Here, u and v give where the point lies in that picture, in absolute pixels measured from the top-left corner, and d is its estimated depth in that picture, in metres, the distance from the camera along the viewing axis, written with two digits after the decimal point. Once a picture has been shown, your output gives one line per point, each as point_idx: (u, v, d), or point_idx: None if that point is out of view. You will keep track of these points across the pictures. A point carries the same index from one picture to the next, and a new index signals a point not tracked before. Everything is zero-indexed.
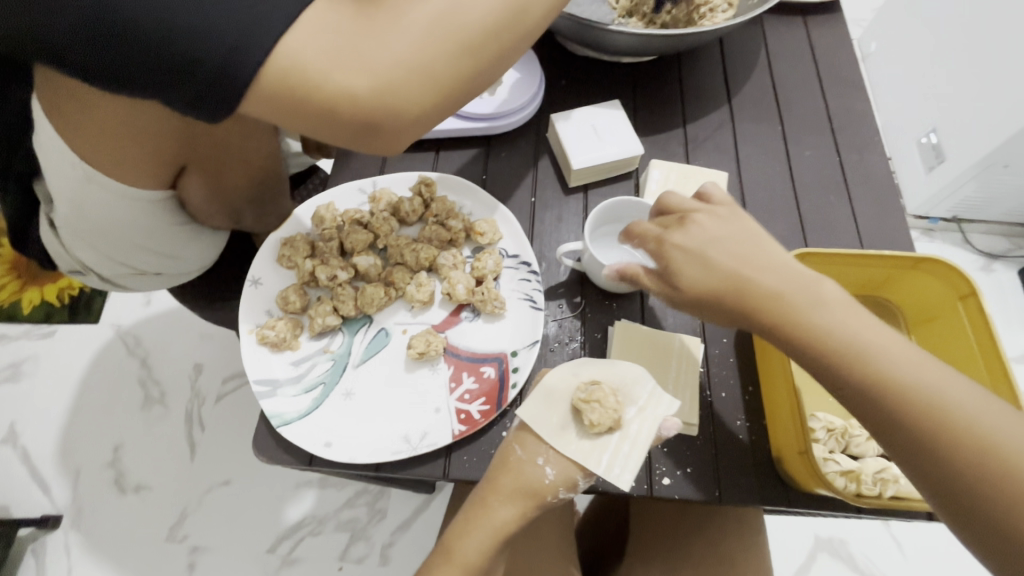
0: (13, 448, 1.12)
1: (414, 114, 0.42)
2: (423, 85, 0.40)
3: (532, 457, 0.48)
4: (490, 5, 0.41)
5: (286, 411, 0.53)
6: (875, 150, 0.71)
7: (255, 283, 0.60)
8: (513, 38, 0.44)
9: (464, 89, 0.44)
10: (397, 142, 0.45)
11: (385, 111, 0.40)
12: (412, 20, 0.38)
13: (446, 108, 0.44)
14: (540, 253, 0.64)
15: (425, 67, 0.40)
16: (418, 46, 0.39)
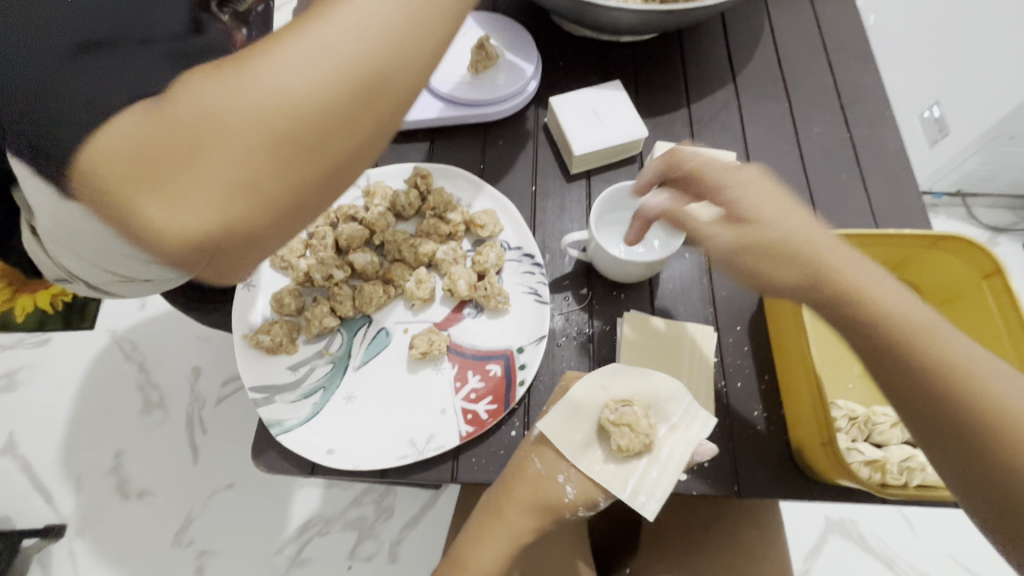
0: (12, 458, 1.10)
1: (249, 237, 0.34)
2: (246, 206, 0.32)
3: (553, 474, 0.46)
4: (340, 96, 0.31)
5: (285, 419, 0.51)
6: (886, 124, 0.68)
7: (248, 285, 0.57)
8: (377, 113, 0.33)
9: (320, 193, 0.35)
10: (246, 263, 0.37)
11: (205, 234, 0.32)
12: (218, 128, 0.30)
13: (303, 213, 0.35)
14: (543, 244, 0.62)
15: (242, 184, 0.31)
16: (232, 164, 0.31)
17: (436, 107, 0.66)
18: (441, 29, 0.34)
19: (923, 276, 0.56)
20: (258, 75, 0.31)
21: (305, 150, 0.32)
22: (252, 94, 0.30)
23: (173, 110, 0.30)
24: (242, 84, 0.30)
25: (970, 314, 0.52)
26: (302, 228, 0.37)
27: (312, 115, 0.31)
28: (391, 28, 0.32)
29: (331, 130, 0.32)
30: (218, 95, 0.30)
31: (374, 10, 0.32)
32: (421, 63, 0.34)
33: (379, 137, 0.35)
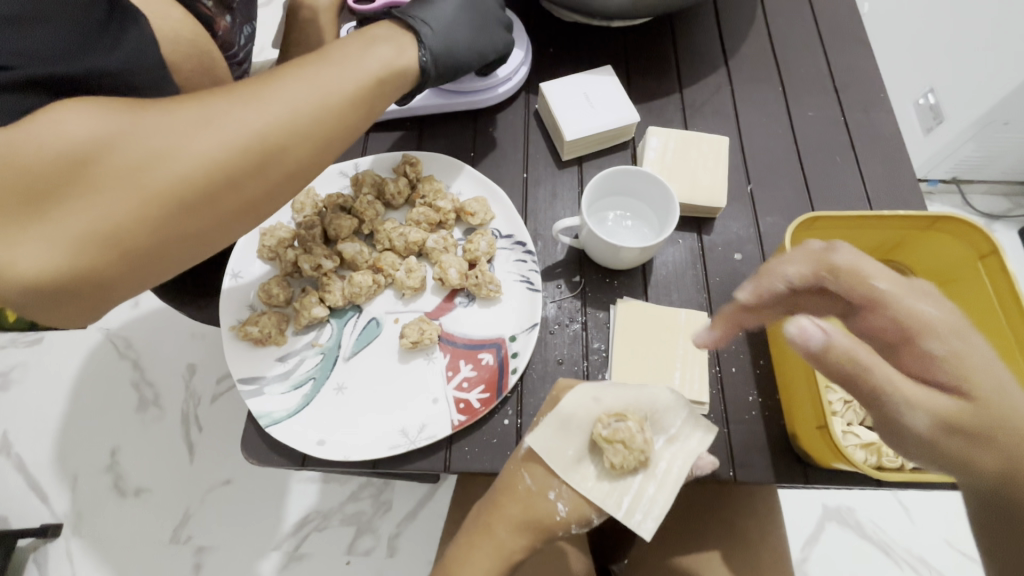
0: (6, 458, 1.09)
1: (100, 282, 0.34)
2: (106, 254, 0.33)
3: (544, 491, 0.45)
4: (226, 154, 0.35)
5: (275, 410, 0.50)
6: (880, 107, 0.67)
7: (235, 276, 0.56)
8: (263, 183, 0.38)
9: (195, 240, 0.37)
10: (96, 308, 0.37)
11: (66, 275, 0.32)
12: (91, 173, 0.31)
13: (164, 265, 0.37)
14: (535, 231, 0.61)
15: (104, 232, 0.32)
16: (96, 210, 0.31)
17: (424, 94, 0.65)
18: (339, 120, 0.41)
19: (919, 258, 0.55)
20: (148, 134, 0.33)
21: (181, 208, 0.34)
22: (135, 150, 0.32)
23: (29, 142, 0.30)
24: (123, 135, 0.32)
25: (967, 295, 0.52)
26: (165, 272, 0.38)
27: (194, 177, 0.34)
28: (288, 116, 0.38)
29: (214, 192, 0.35)
30: (91, 137, 0.31)
31: (274, 102, 0.37)
32: (313, 148, 0.40)
33: (258, 203, 0.39)
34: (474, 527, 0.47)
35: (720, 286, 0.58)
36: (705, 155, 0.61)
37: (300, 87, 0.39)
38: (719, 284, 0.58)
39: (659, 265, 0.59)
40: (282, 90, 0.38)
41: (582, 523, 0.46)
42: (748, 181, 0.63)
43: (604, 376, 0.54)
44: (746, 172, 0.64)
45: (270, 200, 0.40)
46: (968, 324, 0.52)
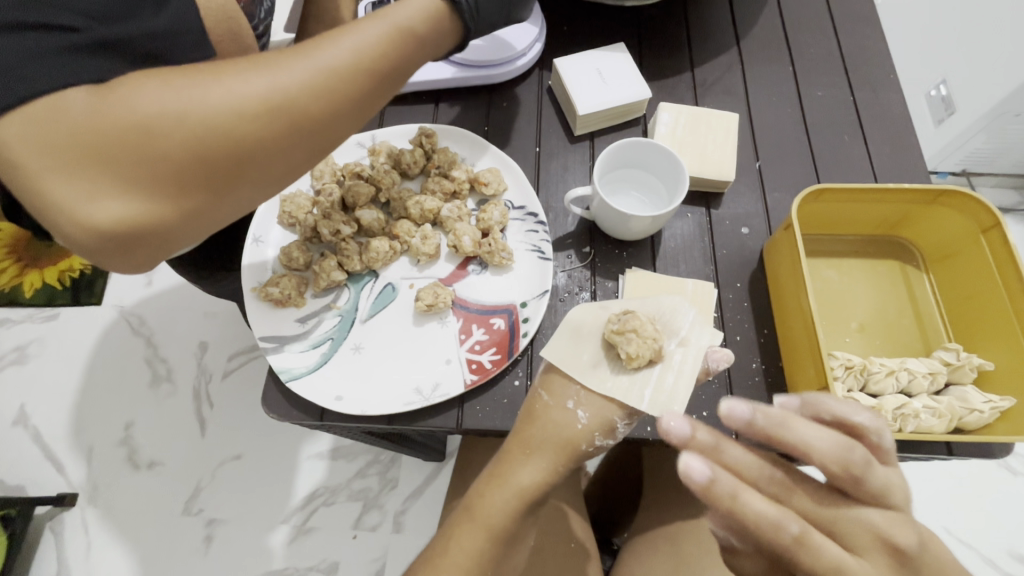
0: (24, 430, 1.12)
1: (164, 234, 0.37)
2: (172, 208, 0.36)
3: (562, 401, 0.46)
4: (282, 123, 0.38)
5: (295, 367, 0.52)
6: (890, 88, 0.68)
7: (256, 241, 0.58)
8: (308, 146, 0.41)
9: (246, 198, 0.40)
10: (155, 259, 0.40)
11: (135, 225, 0.35)
12: (160, 136, 0.34)
13: (216, 219, 0.40)
14: (547, 204, 0.63)
15: (169, 189, 0.35)
16: (164, 169, 0.35)
17: (440, 68, 0.67)
18: (376, 89, 0.43)
19: (922, 233, 0.56)
20: (215, 98, 0.35)
21: (236, 168, 0.37)
22: (196, 114, 0.35)
23: (112, 104, 0.33)
24: (184, 100, 0.35)
25: (970, 269, 0.53)
26: (216, 226, 0.41)
27: (248, 140, 0.37)
28: (337, 79, 0.40)
29: (266, 153, 0.38)
30: (158, 104, 0.34)
31: (320, 68, 0.39)
32: (353, 113, 0.42)
33: (301, 163, 0.42)
34: (498, 462, 0.47)
35: (727, 259, 0.59)
36: (715, 131, 0.62)
37: (344, 52, 0.40)
38: (726, 257, 0.59)
39: (667, 237, 0.60)
40: (326, 55, 0.39)
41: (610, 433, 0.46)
42: (757, 158, 0.64)
43: None
44: (755, 150, 0.65)
45: (313, 162, 0.43)
46: (970, 297, 0.53)
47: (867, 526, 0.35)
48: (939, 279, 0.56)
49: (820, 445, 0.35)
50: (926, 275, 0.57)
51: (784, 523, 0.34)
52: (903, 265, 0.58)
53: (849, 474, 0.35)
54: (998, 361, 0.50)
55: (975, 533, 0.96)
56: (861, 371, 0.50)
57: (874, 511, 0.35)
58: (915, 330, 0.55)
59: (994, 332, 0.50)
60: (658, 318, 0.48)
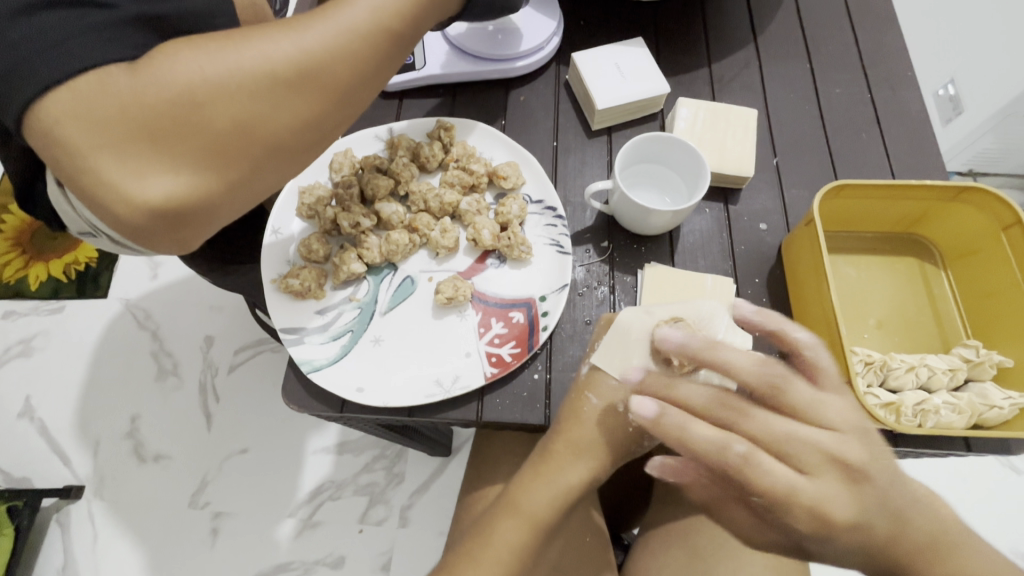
0: (30, 422, 1.12)
1: (207, 207, 0.39)
2: (213, 183, 0.38)
3: (612, 405, 0.48)
4: (309, 92, 0.39)
5: (316, 358, 0.52)
6: (907, 86, 0.68)
7: (275, 233, 0.58)
8: (336, 115, 0.42)
9: (277, 172, 0.42)
10: (192, 235, 0.42)
11: (179, 200, 0.37)
12: (200, 108, 0.36)
13: (250, 194, 0.42)
14: (564, 198, 0.63)
15: (212, 161, 0.37)
16: (204, 143, 0.37)
17: (457, 62, 0.67)
18: (395, 53, 0.44)
19: (939, 229, 0.57)
20: (247, 72, 0.37)
21: (270, 137, 0.39)
22: (231, 84, 0.37)
23: (154, 81, 0.35)
24: (218, 72, 0.36)
25: (990, 266, 0.53)
26: (248, 202, 0.43)
27: (280, 107, 0.39)
28: (359, 48, 0.41)
29: (297, 121, 0.40)
30: (196, 76, 0.36)
31: (340, 31, 0.40)
32: (376, 82, 0.44)
33: (329, 132, 0.43)
34: (541, 459, 0.47)
35: (744, 255, 0.59)
36: (733, 126, 0.62)
37: (361, 11, 0.41)
38: (744, 253, 0.59)
39: (685, 232, 0.60)
40: (344, 16, 0.41)
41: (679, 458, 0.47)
42: (774, 154, 0.64)
43: None
44: (772, 146, 0.65)
45: (336, 135, 0.45)
46: (989, 294, 0.53)
47: (813, 445, 0.35)
48: (957, 275, 0.56)
49: (743, 364, 0.38)
50: (944, 271, 0.57)
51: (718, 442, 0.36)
52: (921, 261, 0.58)
53: (765, 391, 0.37)
54: (1016, 358, 0.50)
55: (980, 533, 0.96)
56: (880, 366, 0.51)
57: (822, 433, 0.36)
58: (932, 326, 0.55)
59: (1014, 330, 0.51)
60: (699, 320, 0.48)
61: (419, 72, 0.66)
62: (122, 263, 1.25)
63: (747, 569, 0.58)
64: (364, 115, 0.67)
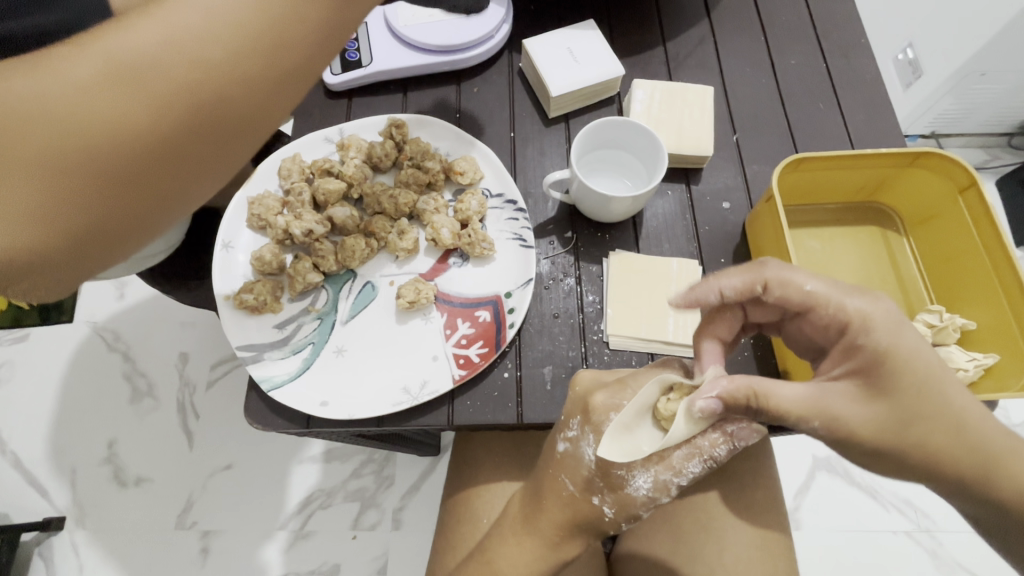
0: (2, 456, 1.08)
1: (62, 259, 0.33)
2: (56, 228, 0.32)
3: (588, 496, 0.44)
4: (151, 103, 0.32)
5: (276, 375, 0.51)
6: (861, 52, 0.68)
7: (226, 247, 0.56)
8: (201, 129, 0.34)
9: (146, 206, 0.35)
10: (62, 286, 0.36)
11: (18, 252, 0.31)
12: (18, 142, 0.30)
13: (123, 235, 0.35)
14: (525, 191, 0.61)
15: (50, 207, 0.31)
16: (26, 181, 0.30)
17: (405, 56, 0.64)
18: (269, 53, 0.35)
19: (898, 195, 0.57)
20: (67, 89, 0.30)
21: (150, 157, 0.33)
22: (92, 97, 0.31)
23: None
24: (29, 91, 0.30)
25: (949, 229, 0.53)
26: (126, 245, 0.36)
27: (150, 119, 0.32)
28: (212, 44, 0.33)
29: (183, 138, 0.33)
30: (9, 103, 0.30)
31: (187, 27, 0.32)
32: (249, 83, 0.35)
33: (232, 145, 0.36)
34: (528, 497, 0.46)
35: (710, 236, 0.58)
36: (690, 105, 0.61)
37: (218, 4, 0.33)
38: (709, 233, 0.59)
39: (648, 217, 0.59)
40: (195, 8, 0.33)
41: (641, 506, 0.43)
42: (734, 131, 0.64)
43: (601, 327, 0.54)
44: (732, 122, 0.64)
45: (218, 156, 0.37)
46: (948, 258, 0.54)
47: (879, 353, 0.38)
48: (920, 239, 0.56)
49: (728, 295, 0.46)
50: (907, 237, 0.57)
51: (869, 314, 0.39)
52: (884, 230, 0.58)
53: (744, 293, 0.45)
54: (980, 320, 0.50)
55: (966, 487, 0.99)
56: None
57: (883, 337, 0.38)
58: (898, 294, 0.55)
59: (969, 294, 0.51)
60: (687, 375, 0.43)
61: (366, 69, 0.64)
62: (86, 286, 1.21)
63: (733, 546, 0.58)
64: (314, 117, 0.64)
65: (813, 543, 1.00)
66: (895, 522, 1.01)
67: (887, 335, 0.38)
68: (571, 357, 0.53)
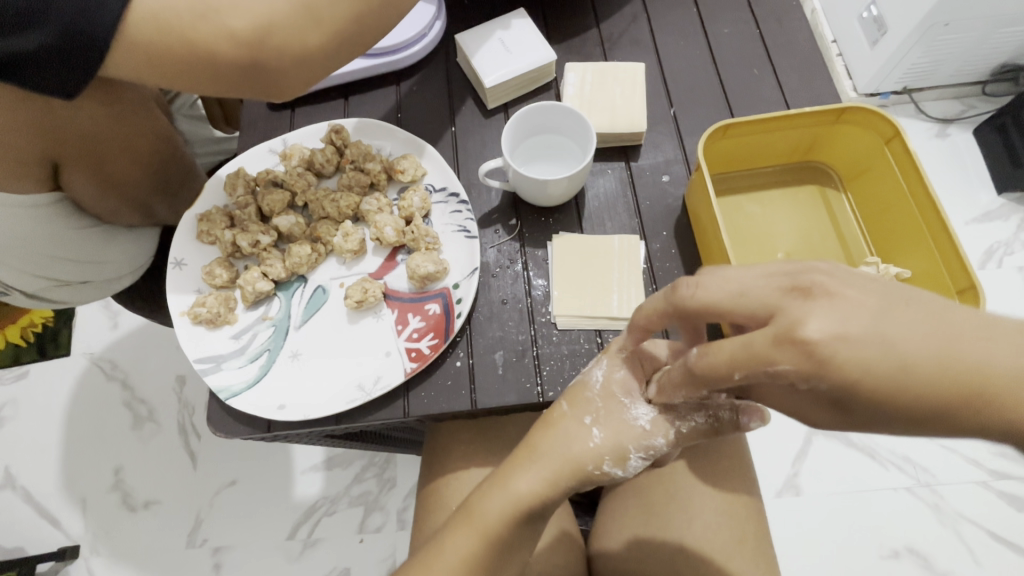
0: (14, 491, 1.11)
1: (264, 72, 0.46)
2: (267, 53, 0.44)
3: (579, 416, 0.44)
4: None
5: (233, 383, 0.52)
6: (794, 16, 0.68)
7: (178, 264, 0.57)
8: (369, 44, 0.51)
9: (326, 65, 0.49)
10: (261, 90, 0.48)
11: (241, 59, 0.44)
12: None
13: (299, 68, 0.47)
14: (468, 183, 0.62)
15: (256, 34, 0.43)
16: (246, 24, 0.42)
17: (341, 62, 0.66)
18: None
19: (833, 152, 0.57)
20: None
21: (363, 33, 0.48)
22: None
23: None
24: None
25: (881, 181, 0.54)
26: (300, 77, 0.48)
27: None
28: None
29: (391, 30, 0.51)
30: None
31: None
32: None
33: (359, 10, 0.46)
34: (502, 467, 0.46)
35: (651, 210, 0.59)
36: (622, 84, 0.62)
37: None
38: (651, 207, 0.59)
39: (590, 197, 0.60)
40: None
41: (642, 439, 0.43)
42: (671, 105, 0.64)
43: (549, 310, 0.55)
44: (668, 97, 0.65)
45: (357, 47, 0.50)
46: (883, 212, 0.55)
47: None
48: (857, 194, 0.57)
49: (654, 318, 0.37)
50: (845, 193, 0.58)
51: None
52: (823, 189, 0.59)
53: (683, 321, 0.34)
54: (916, 267, 0.52)
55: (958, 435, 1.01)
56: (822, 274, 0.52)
57: None
58: (838, 248, 0.56)
59: (903, 249, 0.53)
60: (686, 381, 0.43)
61: None
62: (79, 319, 1.23)
63: (702, 515, 0.60)
64: (258, 131, 0.66)
65: (814, 507, 1.01)
66: (895, 479, 1.02)
67: (871, 343, 0.27)
68: (520, 341, 0.55)
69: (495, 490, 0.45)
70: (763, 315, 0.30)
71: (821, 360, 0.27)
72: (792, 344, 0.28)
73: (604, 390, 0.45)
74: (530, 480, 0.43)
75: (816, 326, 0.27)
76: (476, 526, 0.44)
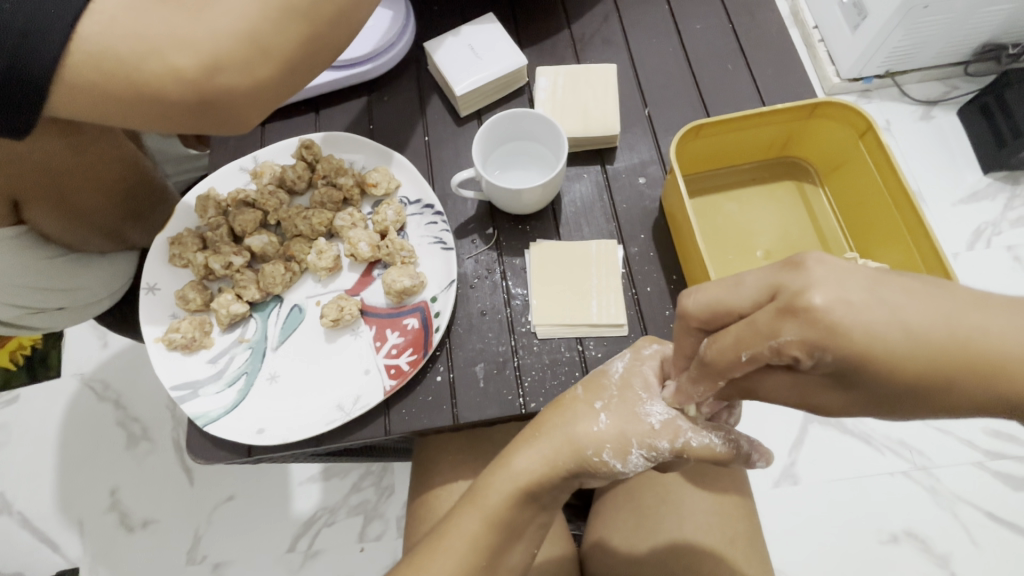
0: (10, 517, 1.10)
1: (217, 107, 0.45)
2: (218, 88, 0.43)
3: (590, 400, 0.45)
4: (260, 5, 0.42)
5: (211, 409, 0.51)
6: (767, 8, 0.67)
7: (151, 289, 0.56)
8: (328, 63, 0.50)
9: (281, 92, 0.48)
10: (218, 123, 0.47)
11: (191, 98, 0.43)
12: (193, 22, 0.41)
13: (252, 98, 0.46)
14: (444, 194, 0.61)
15: (205, 71, 0.42)
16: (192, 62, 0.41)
17: None
18: None
19: (808, 147, 0.57)
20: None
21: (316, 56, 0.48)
22: None
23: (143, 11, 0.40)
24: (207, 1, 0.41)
25: (856, 175, 0.54)
26: (255, 106, 0.47)
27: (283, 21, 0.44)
28: None
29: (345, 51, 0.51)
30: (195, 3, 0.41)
31: None
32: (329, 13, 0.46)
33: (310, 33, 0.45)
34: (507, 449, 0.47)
35: (628, 213, 0.59)
36: (594, 86, 0.61)
37: None
38: (628, 210, 0.59)
39: (567, 203, 0.60)
40: None
41: (647, 436, 0.42)
42: (645, 105, 0.64)
43: (528, 319, 0.55)
44: (643, 96, 0.64)
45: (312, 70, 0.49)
46: (860, 205, 0.54)
47: None
48: (834, 188, 0.57)
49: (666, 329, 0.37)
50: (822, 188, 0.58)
51: None
52: (800, 184, 0.58)
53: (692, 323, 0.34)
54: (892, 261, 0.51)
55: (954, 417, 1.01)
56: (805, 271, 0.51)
57: None
58: (817, 244, 0.56)
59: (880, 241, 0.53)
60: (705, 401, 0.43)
61: None
62: (68, 340, 1.22)
63: (692, 516, 0.59)
64: (230, 148, 0.65)
65: (813, 496, 1.01)
66: (891, 464, 1.02)
67: (868, 309, 0.27)
68: (500, 352, 0.54)
69: (494, 470, 0.46)
70: (765, 295, 0.30)
71: (826, 326, 0.27)
72: (795, 315, 0.28)
73: (622, 379, 0.45)
74: (528, 460, 0.45)
75: (820, 293, 0.27)
76: (481, 503, 0.45)
